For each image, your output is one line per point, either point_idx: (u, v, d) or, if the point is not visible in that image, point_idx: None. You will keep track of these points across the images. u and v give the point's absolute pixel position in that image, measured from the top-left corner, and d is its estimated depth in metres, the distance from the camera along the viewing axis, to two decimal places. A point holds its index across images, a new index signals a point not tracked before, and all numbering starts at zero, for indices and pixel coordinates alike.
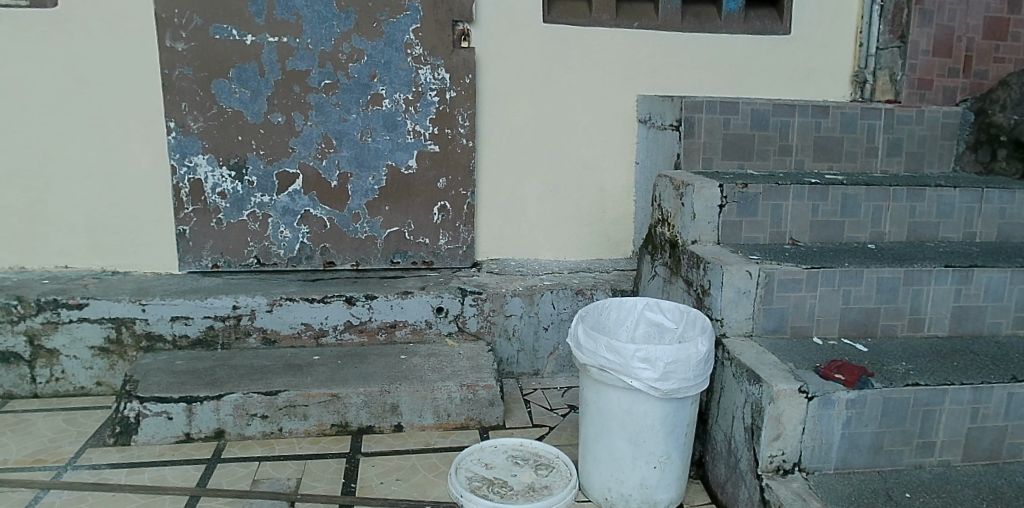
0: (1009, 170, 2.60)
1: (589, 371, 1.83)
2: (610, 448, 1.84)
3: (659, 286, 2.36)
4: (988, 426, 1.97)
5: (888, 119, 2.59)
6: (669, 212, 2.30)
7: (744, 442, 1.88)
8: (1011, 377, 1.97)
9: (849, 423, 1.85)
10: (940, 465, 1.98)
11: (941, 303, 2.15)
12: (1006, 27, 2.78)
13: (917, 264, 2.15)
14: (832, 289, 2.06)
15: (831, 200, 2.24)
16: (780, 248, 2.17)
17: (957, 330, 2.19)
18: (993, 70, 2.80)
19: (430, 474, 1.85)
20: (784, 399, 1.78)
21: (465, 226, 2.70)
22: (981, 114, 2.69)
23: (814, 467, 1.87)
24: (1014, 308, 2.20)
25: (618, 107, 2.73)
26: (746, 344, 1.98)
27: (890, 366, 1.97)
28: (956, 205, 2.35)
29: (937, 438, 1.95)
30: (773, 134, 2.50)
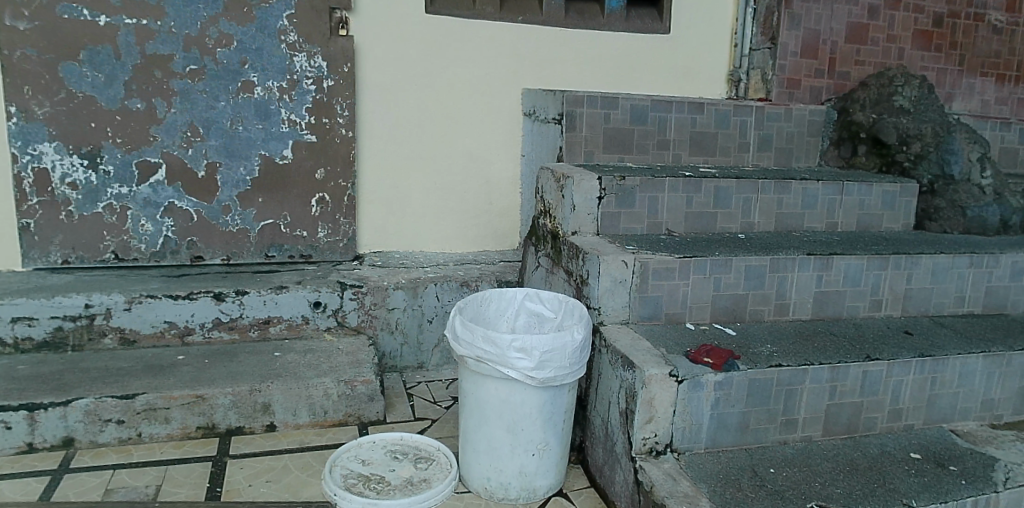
0: (868, 164, 2.84)
1: (467, 362, 1.85)
2: (488, 437, 1.87)
3: (542, 276, 2.40)
4: (845, 402, 2.12)
5: (758, 116, 2.74)
6: (550, 203, 2.34)
7: (620, 426, 1.95)
8: (865, 356, 2.13)
9: (717, 404, 1.96)
10: (802, 440, 2.11)
11: (804, 288, 2.29)
12: (866, 32, 2.98)
13: (782, 252, 2.28)
14: (704, 277, 2.16)
15: (704, 192, 2.35)
16: (655, 238, 2.24)
17: (818, 313, 2.33)
18: (855, 72, 3.01)
19: (303, 474, 1.81)
20: (655, 384, 1.87)
21: (345, 218, 2.64)
22: (843, 112, 2.91)
23: (685, 447, 1.97)
24: (870, 292, 2.37)
25: (502, 100, 2.75)
26: (622, 331, 2.05)
27: (757, 349, 2.09)
28: (820, 197, 2.50)
29: (799, 415, 2.08)
30: (652, 129, 2.58)
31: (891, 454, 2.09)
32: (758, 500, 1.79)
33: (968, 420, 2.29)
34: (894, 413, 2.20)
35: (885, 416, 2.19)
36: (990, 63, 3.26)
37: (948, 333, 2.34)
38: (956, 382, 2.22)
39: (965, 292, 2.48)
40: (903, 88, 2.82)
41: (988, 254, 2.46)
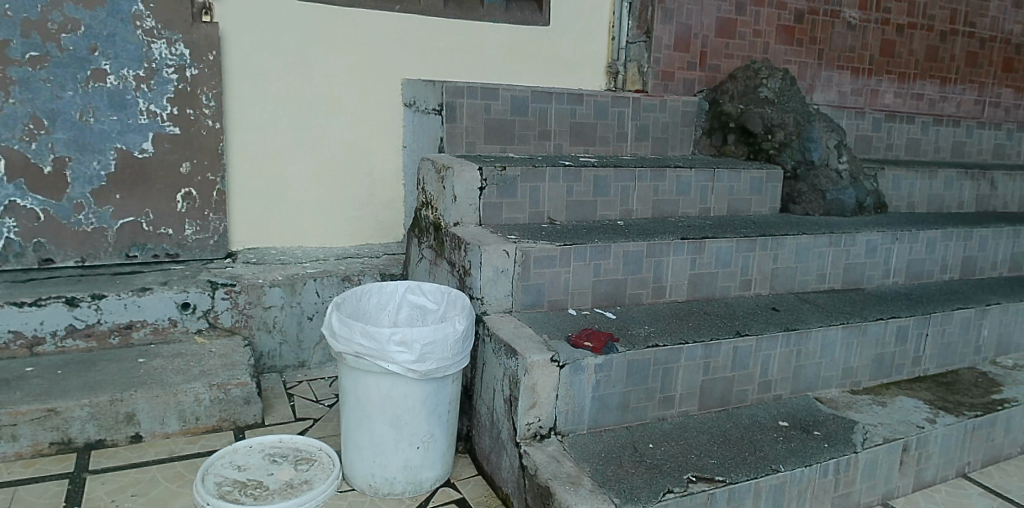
0: (738, 152, 2.98)
1: (346, 358, 1.84)
2: (371, 434, 1.87)
3: (426, 268, 2.42)
4: (718, 377, 2.24)
5: (635, 106, 2.84)
6: (432, 194, 2.37)
7: (504, 413, 2.01)
8: (735, 332, 2.27)
9: (598, 386, 2.03)
10: (680, 415, 2.22)
11: (680, 271, 2.41)
12: (734, 26, 3.17)
13: (658, 238, 2.39)
14: (583, 264, 2.24)
15: (583, 181, 2.44)
16: (537, 227, 2.32)
17: (694, 294, 2.45)
18: (725, 65, 3.19)
19: (173, 485, 1.77)
20: (538, 369, 1.92)
21: (215, 213, 2.54)
22: (714, 103, 3.07)
23: (569, 429, 2.03)
24: (740, 273, 2.52)
25: (381, 90, 2.72)
26: (504, 319, 2.11)
27: (634, 330, 2.19)
28: (692, 184, 2.64)
29: (675, 392, 2.18)
30: (532, 119, 2.62)
31: (761, 423, 2.23)
32: (638, 475, 1.87)
33: (831, 387, 2.48)
34: (764, 385, 2.34)
35: (755, 389, 2.33)
36: (845, 57, 3.55)
37: (810, 308, 2.52)
38: (818, 352, 2.40)
39: (825, 269, 2.68)
40: (767, 80, 2.99)
41: (846, 234, 2.67)
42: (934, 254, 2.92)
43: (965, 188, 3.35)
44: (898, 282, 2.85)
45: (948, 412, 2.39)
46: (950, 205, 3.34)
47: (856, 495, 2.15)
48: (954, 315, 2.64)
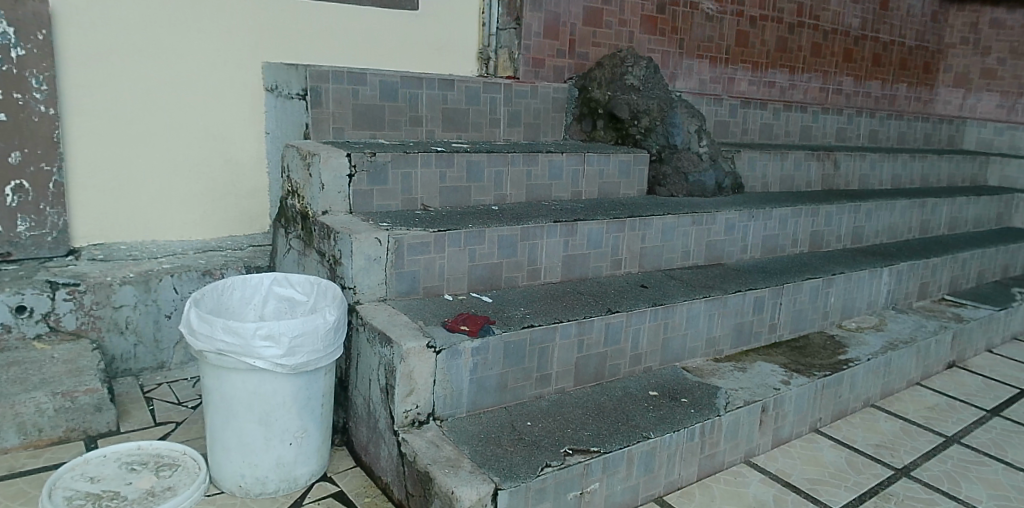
0: (606, 137, 3.10)
1: (208, 357, 1.78)
2: (240, 433, 1.83)
3: (294, 259, 2.37)
4: (592, 353, 2.33)
5: (507, 93, 2.90)
6: (298, 183, 2.31)
7: (381, 402, 2.00)
8: (606, 310, 2.37)
9: (475, 369, 2.06)
10: (557, 392, 2.30)
11: (553, 253, 2.48)
12: (601, 15, 3.29)
13: (531, 221, 2.45)
14: (458, 249, 2.25)
15: (456, 167, 2.46)
16: (410, 214, 2.31)
17: (568, 274, 2.54)
18: (592, 52, 3.30)
19: (14, 503, 1.66)
20: (414, 356, 1.92)
21: (53, 207, 2.33)
22: (584, 90, 3.16)
23: (447, 414, 2.04)
24: (610, 253, 2.63)
25: (241, 74, 2.60)
26: (379, 308, 2.09)
27: (510, 313, 2.23)
28: (564, 169, 2.72)
29: (551, 370, 2.25)
30: (402, 105, 2.64)
31: (633, 394, 2.35)
32: (517, 453, 1.92)
33: (696, 357, 2.64)
34: (634, 359, 2.46)
35: (626, 362, 2.44)
36: (704, 47, 3.77)
37: (676, 284, 2.67)
38: (684, 325, 2.55)
39: (689, 247, 2.84)
40: (633, 68, 3.15)
41: (707, 213, 2.85)
42: (786, 230, 3.18)
43: (812, 168, 3.66)
44: (755, 256, 3.08)
45: (800, 374, 2.61)
46: (799, 184, 3.63)
47: (720, 455, 2.33)
48: (804, 285, 2.88)
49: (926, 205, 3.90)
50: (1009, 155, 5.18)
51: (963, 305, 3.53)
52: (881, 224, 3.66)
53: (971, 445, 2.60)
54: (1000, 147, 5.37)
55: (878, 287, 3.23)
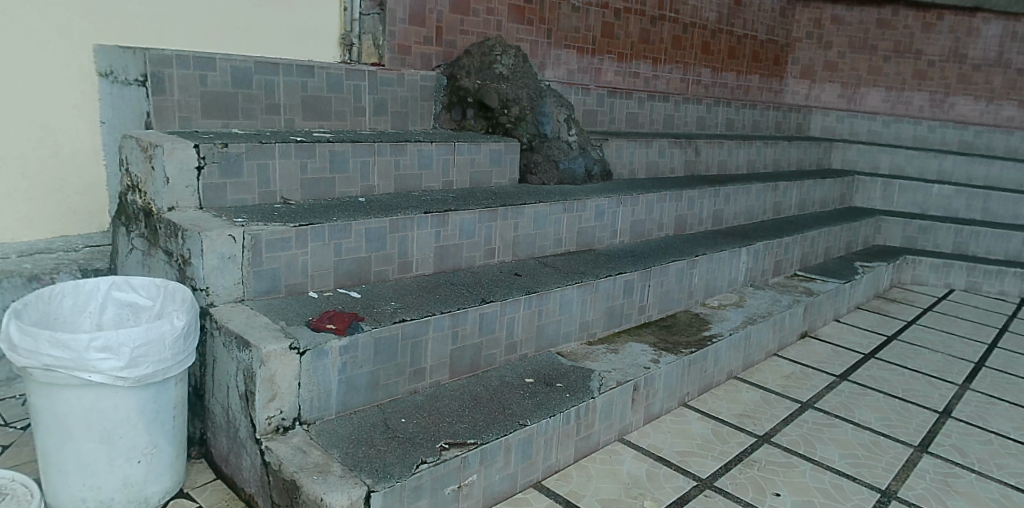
0: (477, 126, 3.08)
1: (33, 373, 1.59)
2: (78, 454, 1.66)
3: (138, 260, 2.17)
4: (467, 344, 2.31)
5: (372, 80, 2.84)
6: (139, 177, 2.11)
7: (241, 410, 1.87)
8: (480, 300, 2.35)
9: (344, 368, 1.98)
10: (432, 386, 2.26)
11: (424, 245, 2.43)
12: (467, 4, 3.29)
13: (400, 213, 2.39)
14: (322, 244, 2.15)
15: (318, 157, 2.35)
16: (269, 208, 2.18)
17: (441, 266, 2.50)
18: (460, 41, 3.31)
19: None
20: (275, 359, 1.81)
21: None
22: (452, 78, 3.13)
23: (315, 417, 1.95)
24: (483, 243, 2.61)
25: (66, 57, 2.32)
26: (235, 310, 1.96)
27: (381, 308, 2.16)
28: (434, 158, 2.68)
29: (425, 364, 2.21)
30: (257, 93, 2.52)
31: (509, 382, 2.35)
32: (391, 452, 1.86)
33: (570, 341, 2.67)
34: (509, 347, 2.45)
35: (502, 351, 2.43)
36: (571, 37, 3.84)
37: (549, 271, 2.69)
38: (557, 311, 2.57)
39: (561, 233, 2.89)
40: (501, 57, 3.17)
41: (577, 201, 2.91)
42: (652, 215, 3.31)
43: (675, 155, 3.84)
44: (624, 241, 3.18)
45: (668, 352, 2.71)
46: (664, 170, 3.80)
47: (595, 436, 2.39)
48: (670, 267, 3.01)
49: (778, 188, 4.20)
50: (847, 141, 5.71)
51: (812, 280, 3.85)
52: (739, 206, 3.90)
53: (820, 409, 2.84)
54: (841, 133, 5.91)
55: (738, 266, 3.44)
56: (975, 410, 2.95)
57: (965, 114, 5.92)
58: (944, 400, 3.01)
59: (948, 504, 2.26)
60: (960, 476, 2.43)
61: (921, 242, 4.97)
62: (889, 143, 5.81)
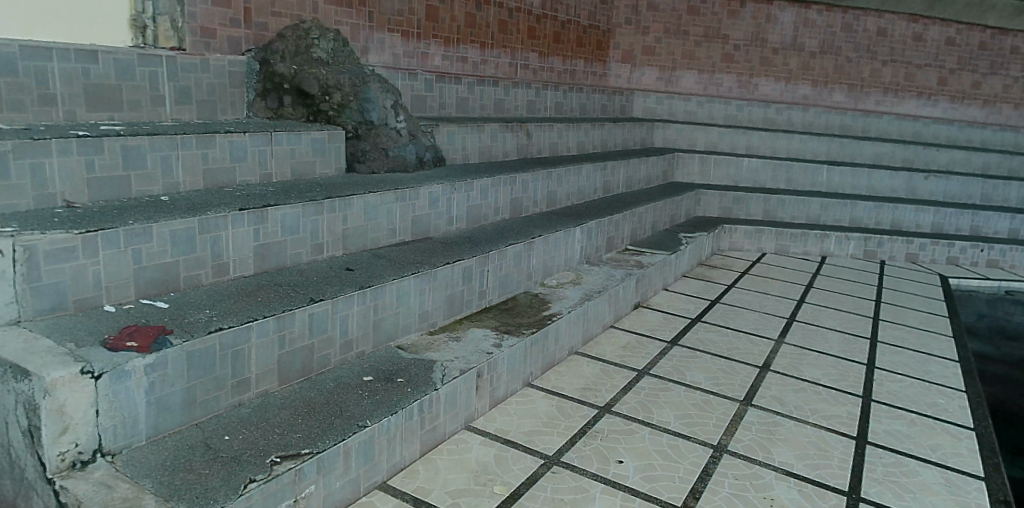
0: (296, 114, 2.86)
1: None
2: None
3: None
4: (296, 348, 2.15)
5: (170, 67, 2.58)
6: None
7: (25, 448, 1.59)
8: (309, 300, 2.20)
9: (151, 388, 1.77)
10: (259, 396, 2.09)
11: (241, 245, 2.24)
12: None
13: (210, 211, 2.17)
14: (117, 251, 1.90)
15: (107, 153, 2.07)
16: (48, 214, 1.89)
17: (262, 266, 2.31)
18: (272, 23, 3.08)
19: None
20: (64, 387, 1.56)
21: None
22: (265, 63, 2.91)
23: (121, 446, 1.73)
24: (309, 238, 2.46)
25: None
26: (9, 335, 1.67)
27: (193, 317, 1.95)
28: (248, 149, 2.48)
29: (249, 373, 2.03)
30: (26, 82, 2.17)
31: (345, 383, 2.22)
32: (213, 475, 1.69)
33: (410, 333, 2.58)
34: (345, 346, 2.32)
35: (336, 351, 2.30)
36: (395, 21, 3.74)
37: (384, 262, 2.59)
38: (394, 304, 2.47)
39: (394, 224, 2.79)
40: (319, 40, 3.00)
41: (409, 189, 2.82)
42: (488, 199, 3.31)
43: (507, 139, 3.86)
44: (461, 227, 3.15)
45: (510, 334, 2.71)
46: (496, 154, 3.81)
47: (441, 427, 2.34)
48: (508, 250, 3.01)
49: (606, 168, 4.39)
50: (667, 121, 6.11)
51: (642, 253, 4.07)
52: (571, 187, 4.02)
53: (656, 374, 3.00)
54: (660, 113, 6.30)
55: (573, 245, 3.54)
56: (788, 361, 3.27)
57: (767, 94, 6.59)
58: (762, 355, 3.31)
59: (771, 450, 2.47)
60: (778, 423, 2.67)
61: (735, 212, 5.45)
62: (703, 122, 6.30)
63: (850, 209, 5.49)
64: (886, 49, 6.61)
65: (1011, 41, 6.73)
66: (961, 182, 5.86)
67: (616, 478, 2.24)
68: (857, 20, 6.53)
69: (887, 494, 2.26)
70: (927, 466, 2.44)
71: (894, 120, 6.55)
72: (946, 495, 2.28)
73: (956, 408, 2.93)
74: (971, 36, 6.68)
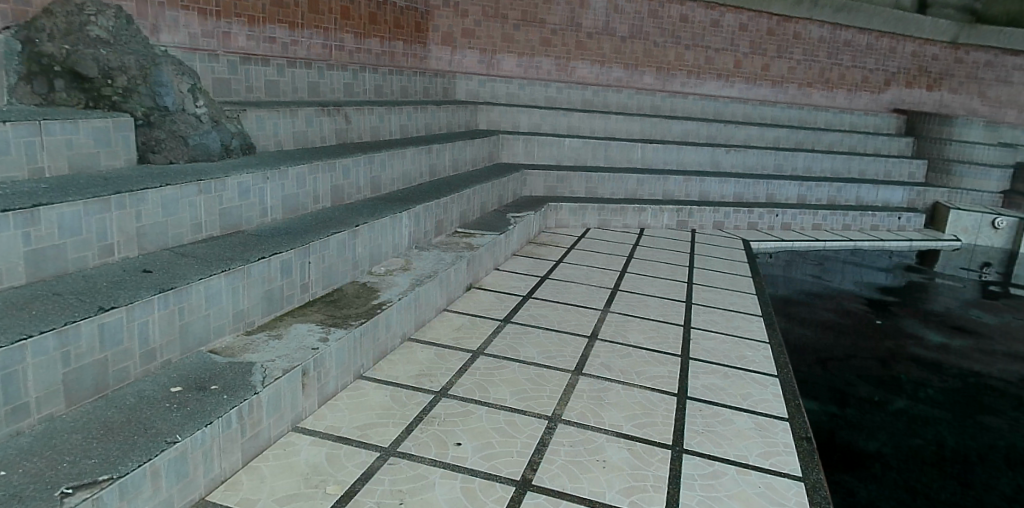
0: (70, 100, 2.53)
1: None
2: None
3: None
4: (85, 364, 1.91)
5: None
6: None
7: None
8: (98, 308, 1.95)
9: None
10: (42, 421, 1.83)
11: (7, 251, 1.93)
12: None
13: None
14: None
15: None
16: None
17: (37, 273, 2.03)
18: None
19: None
20: None
21: None
22: (28, 43, 2.57)
23: None
24: (95, 240, 2.19)
25: None
26: None
27: None
28: (12, 141, 2.15)
29: (27, 398, 1.78)
30: None
31: (150, 397, 2.02)
32: None
33: (224, 336, 2.40)
34: (145, 356, 2.11)
35: (136, 363, 2.08)
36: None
37: (187, 261, 2.37)
38: (203, 305, 2.27)
39: (199, 219, 2.57)
40: (96, 18, 2.70)
41: (215, 180, 2.61)
42: (306, 188, 3.15)
43: (324, 124, 3.71)
44: (277, 218, 2.98)
45: (337, 327, 2.62)
46: (314, 140, 3.65)
47: (265, 432, 2.21)
48: (331, 239, 2.89)
49: (431, 151, 4.37)
50: (490, 103, 6.19)
51: (472, 234, 4.11)
52: (396, 171, 3.95)
53: (491, 354, 3.05)
54: (483, 96, 6.36)
55: (400, 231, 3.48)
56: (613, 329, 3.47)
57: (584, 76, 6.98)
58: (590, 325, 3.48)
59: (602, 415, 2.61)
60: (608, 389, 2.82)
61: (560, 190, 5.67)
62: (525, 104, 6.47)
63: (664, 183, 5.94)
64: (689, 34, 7.23)
65: (793, 27, 7.61)
66: (757, 154, 6.55)
67: (454, 460, 2.25)
68: (663, 7, 7.05)
69: (706, 443, 2.46)
70: (738, 413, 2.70)
71: (698, 100, 7.16)
72: (756, 437, 2.53)
73: (761, 358, 3.28)
74: (760, 23, 7.47)
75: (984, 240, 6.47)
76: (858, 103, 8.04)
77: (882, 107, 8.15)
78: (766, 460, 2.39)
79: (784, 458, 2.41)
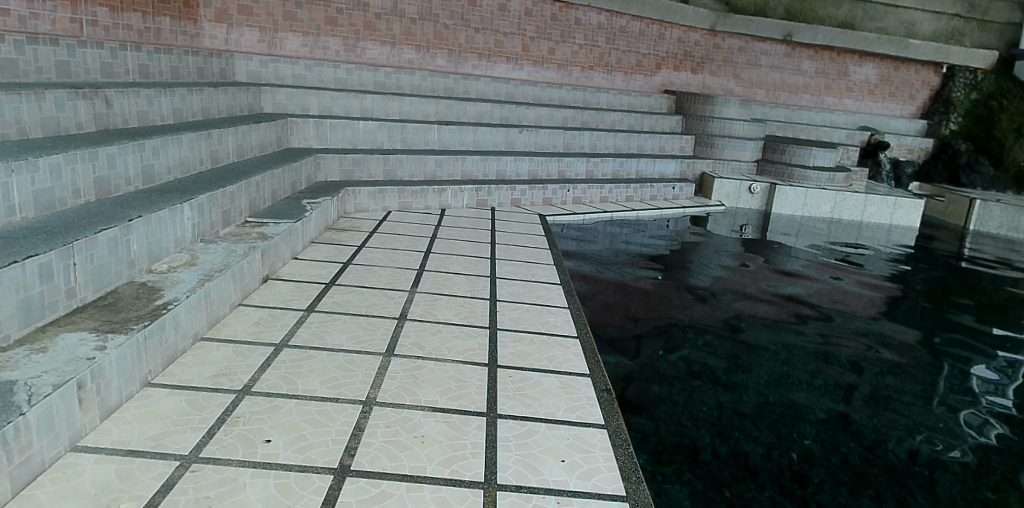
0: None
1: None
2: None
3: None
4: None
5: None
6: None
7: None
8: None
9: None
10: None
11: None
12: None
13: None
14: None
15: None
16: None
17: None
18: None
19: None
20: None
21: None
22: None
23: None
24: None
25: None
26: None
27: None
28: None
29: None
30: None
31: None
32: None
33: None
34: None
35: None
36: None
37: None
38: None
39: None
40: None
41: None
42: (61, 179, 2.78)
43: (79, 108, 3.28)
44: (29, 217, 2.59)
45: (116, 333, 2.37)
46: (68, 126, 3.22)
47: (36, 456, 1.95)
48: (100, 237, 2.58)
49: (211, 136, 4.06)
50: (275, 85, 5.86)
51: (265, 224, 3.91)
52: (170, 159, 3.62)
53: (295, 345, 2.96)
54: (266, 77, 5.98)
55: (182, 223, 3.21)
56: (422, 308, 3.54)
57: (374, 58, 6.91)
58: (398, 307, 3.51)
59: (416, 392, 2.66)
60: (420, 366, 2.88)
61: (358, 174, 5.58)
62: (314, 86, 6.21)
63: (461, 163, 6.10)
64: (477, 18, 7.48)
65: (574, 14, 8.16)
66: (547, 134, 6.98)
67: (265, 458, 2.17)
68: None
69: (518, 406, 2.63)
70: (546, 375, 2.91)
71: (490, 82, 7.40)
72: (562, 395, 2.75)
73: (562, 321, 3.55)
74: (544, 8, 7.92)
75: (744, 203, 7.61)
76: (633, 85, 8.86)
77: (653, 88, 9.06)
78: (573, 414, 2.60)
79: (588, 410, 2.64)
